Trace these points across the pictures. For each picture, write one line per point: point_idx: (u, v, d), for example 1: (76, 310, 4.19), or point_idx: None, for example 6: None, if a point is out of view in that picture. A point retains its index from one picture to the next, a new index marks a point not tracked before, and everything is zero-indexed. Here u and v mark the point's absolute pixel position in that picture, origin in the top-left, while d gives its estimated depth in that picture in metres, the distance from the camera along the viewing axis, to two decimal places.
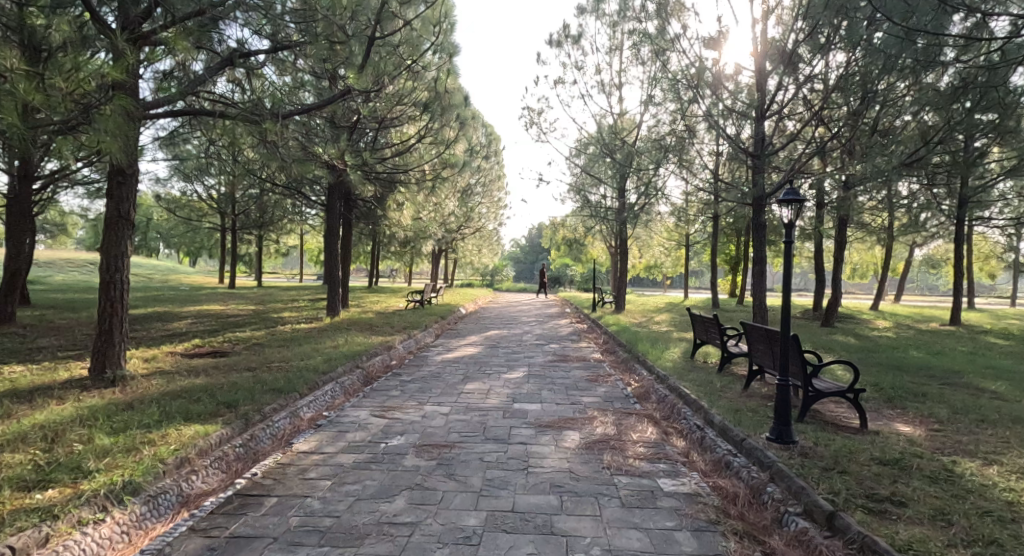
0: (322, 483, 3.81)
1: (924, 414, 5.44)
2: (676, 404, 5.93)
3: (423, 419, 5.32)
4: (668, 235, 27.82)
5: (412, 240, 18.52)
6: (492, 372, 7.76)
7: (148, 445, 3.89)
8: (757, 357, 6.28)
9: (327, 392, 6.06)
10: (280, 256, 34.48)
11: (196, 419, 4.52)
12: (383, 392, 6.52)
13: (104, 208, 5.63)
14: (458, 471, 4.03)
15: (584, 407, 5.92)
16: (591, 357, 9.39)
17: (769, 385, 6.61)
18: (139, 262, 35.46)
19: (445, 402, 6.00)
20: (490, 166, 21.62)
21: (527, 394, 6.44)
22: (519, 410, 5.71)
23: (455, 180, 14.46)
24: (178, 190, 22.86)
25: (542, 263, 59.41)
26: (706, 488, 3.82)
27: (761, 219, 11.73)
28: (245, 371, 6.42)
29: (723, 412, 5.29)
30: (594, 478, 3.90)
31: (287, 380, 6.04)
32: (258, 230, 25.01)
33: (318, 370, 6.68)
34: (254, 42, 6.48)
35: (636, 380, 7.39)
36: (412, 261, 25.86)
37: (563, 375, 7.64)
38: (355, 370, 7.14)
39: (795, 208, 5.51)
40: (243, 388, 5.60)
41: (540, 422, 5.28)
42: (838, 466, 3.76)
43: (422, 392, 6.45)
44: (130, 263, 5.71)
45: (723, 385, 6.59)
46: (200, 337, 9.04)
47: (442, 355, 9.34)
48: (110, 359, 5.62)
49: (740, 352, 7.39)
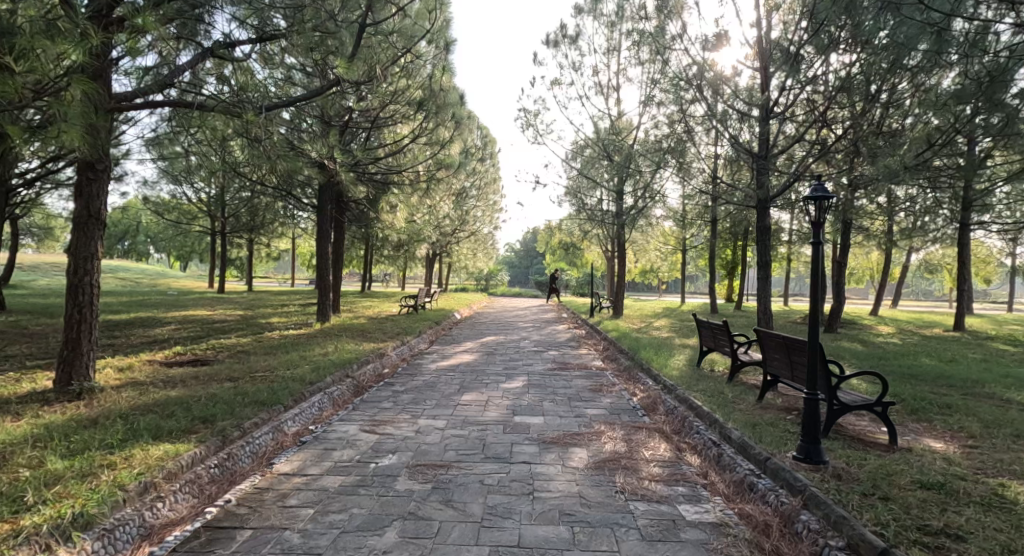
0: (303, 512, 3.40)
1: (955, 428, 5.08)
2: (687, 417, 5.56)
3: (417, 435, 4.92)
4: (664, 239, 27.55)
5: (407, 244, 18.10)
6: (489, 381, 7.35)
7: (107, 469, 3.47)
8: (772, 367, 5.91)
9: (314, 403, 5.68)
10: (272, 260, 33.99)
11: (166, 437, 4.09)
12: (374, 404, 6.11)
13: (73, 207, 5.22)
14: (457, 498, 3.64)
15: (590, 420, 5.53)
16: (592, 365, 9.01)
17: (784, 396, 6.25)
18: (129, 266, 34.93)
19: (441, 414, 5.59)
20: (485, 168, 21.34)
21: (528, 405, 6.05)
22: (521, 424, 5.32)
23: (450, 182, 14.07)
24: (166, 192, 22.35)
25: (536, 267, 59.03)
26: (732, 516, 3.45)
27: (765, 222, 11.38)
28: (227, 381, 6.00)
29: (741, 427, 4.93)
30: (606, 505, 3.52)
31: (270, 392, 5.64)
32: (249, 233, 24.58)
33: (305, 380, 6.28)
34: (236, 33, 6.04)
35: (642, 390, 7.01)
36: (406, 265, 25.50)
37: (565, 385, 7.24)
38: (344, 380, 6.73)
39: (823, 206, 5.04)
40: (222, 400, 5.18)
41: (544, 437, 4.89)
42: (879, 491, 3.40)
43: (416, 404, 6.04)
44: (101, 266, 5.31)
45: (736, 396, 6.22)
46: (182, 344, 8.58)
47: (437, 362, 8.94)
48: (76, 370, 5.18)
49: (751, 360, 7.03)
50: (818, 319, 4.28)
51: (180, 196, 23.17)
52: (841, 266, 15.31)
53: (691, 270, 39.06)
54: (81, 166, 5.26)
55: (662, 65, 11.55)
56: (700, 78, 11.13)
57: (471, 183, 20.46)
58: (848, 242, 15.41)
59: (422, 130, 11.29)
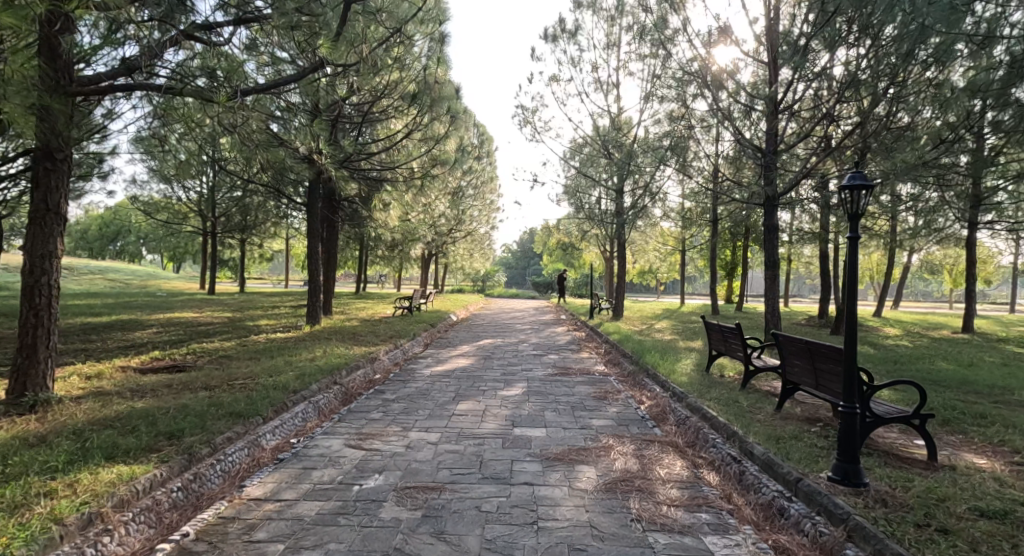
0: (271, 549, 2.97)
1: (995, 442, 4.66)
2: (701, 428, 5.12)
3: (408, 451, 4.47)
4: (663, 239, 27.17)
5: (402, 244, 17.63)
6: (486, 388, 6.88)
7: (44, 499, 3.03)
8: (792, 374, 5.48)
9: (296, 414, 5.24)
10: (266, 261, 33.44)
11: (121, 457, 3.64)
12: (363, 414, 5.65)
13: (29, 200, 4.76)
14: (450, 529, 3.20)
15: (597, 432, 5.09)
16: (594, 371, 8.56)
17: (803, 405, 5.81)
18: (120, 268, 34.39)
19: (434, 427, 5.13)
20: (481, 167, 20.89)
21: (528, 416, 5.59)
22: (521, 438, 4.86)
23: (446, 179, 13.62)
24: (155, 191, 21.82)
25: (533, 269, 58.56)
26: (766, 550, 3.03)
27: (773, 220, 10.95)
28: (201, 390, 5.54)
29: (763, 440, 4.49)
30: (621, 539, 3.09)
31: (247, 403, 5.18)
32: (241, 234, 24.11)
33: (287, 389, 5.81)
34: (215, 17, 5.58)
35: (650, 398, 6.57)
36: (401, 266, 25.00)
37: (567, 392, 6.79)
38: (331, 388, 6.28)
39: (861, 203, 3.78)
40: (192, 413, 4.71)
41: (547, 453, 4.45)
42: (936, 521, 2.99)
43: (407, 414, 5.59)
44: (61, 265, 4.85)
45: (751, 406, 5.78)
46: (160, 348, 8.11)
47: (431, 367, 8.46)
48: (31, 380, 4.72)
49: (765, 366, 6.59)
50: (858, 324, 3.77)
51: (170, 195, 22.66)
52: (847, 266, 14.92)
53: (691, 270, 38.74)
54: (37, 155, 4.80)
55: (662, 61, 11.12)
56: (705, 73, 10.70)
57: (467, 182, 20.02)
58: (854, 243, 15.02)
59: (416, 124, 10.81)
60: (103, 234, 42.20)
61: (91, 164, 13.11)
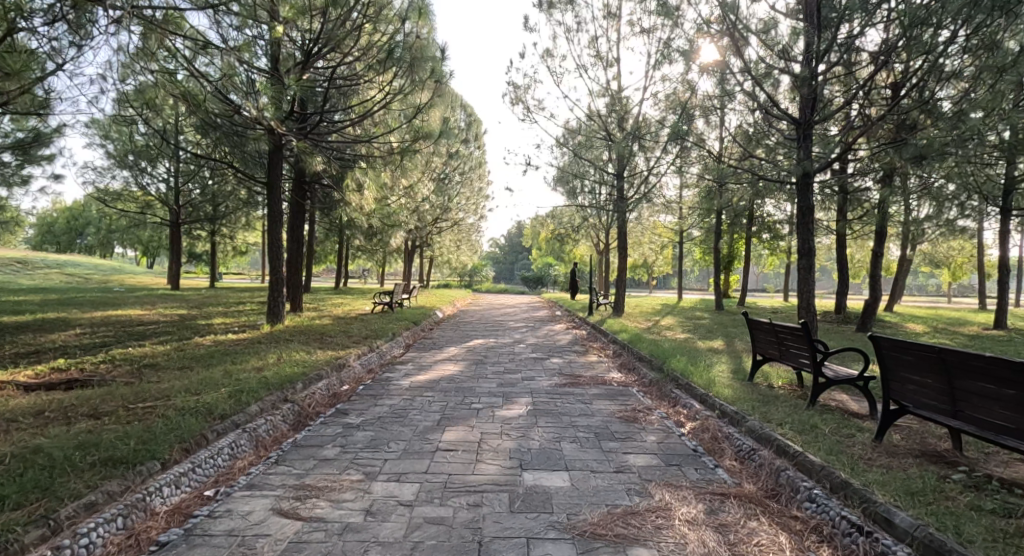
0: None
1: None
2: (788, 468, 3.63)
3: (368, 520, 2.97)
4: (660, 232, 25.66)
5: (381, 234, 16.02)
6: (480, 407, 5.34)
7: None
8: (897, 391, 4.02)
9: (218, 451, 3.69)
10: (243, 255, 31.41)
11: None
12: (311, 450, 4.09)
13: None
14: None
15: (640, 477, 3.61)
16: (610, 379, 7.03)
17: (905, 433, 4.35)
18: (85, 262, 32.17)
19: (410, 473, 3.60)
20: (467, 151, 19.21)
21: (540, 452, 4.05)
22: (536, 491, 3.34)
23: (430, 159, 12.03)
24: (115, 177, 19.92)
25: (522, 264, 57.02)
26: None
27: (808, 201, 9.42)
28: (84, 419, 3.97)
29: (901, 495, 3.07)
30: None
31: (143, 438, 3.62)
32: (209, 224, 22.18)
33: (212, 414, 4.23)
34: None
35: (693, 418, 5.05)
36: (383, 259, 23.25)
37: (585, 411, 5.27)
38: (277, 409, 4.69)
39: None
40: (45, 460, 3.20)
41: (581, 522, 2.97)
42: None
43: (374, 451, 4.05)
44: None
45: (839, 433, 4.32)
46: (69, 355, 6.47)
47: (411, 377, 6.87)
48: None
49: (839, 378, 5.12)
50: None
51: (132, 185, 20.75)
52: (875, 256, 13.48)
53: (688, 262, 37.30)
54: None
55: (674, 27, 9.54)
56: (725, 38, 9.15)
57: (450, 168, 18.39)
58: (882, 232, 13.57)
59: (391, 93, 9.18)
60: (70, 228, 40.29)
61: (30, 141, 11.30)
